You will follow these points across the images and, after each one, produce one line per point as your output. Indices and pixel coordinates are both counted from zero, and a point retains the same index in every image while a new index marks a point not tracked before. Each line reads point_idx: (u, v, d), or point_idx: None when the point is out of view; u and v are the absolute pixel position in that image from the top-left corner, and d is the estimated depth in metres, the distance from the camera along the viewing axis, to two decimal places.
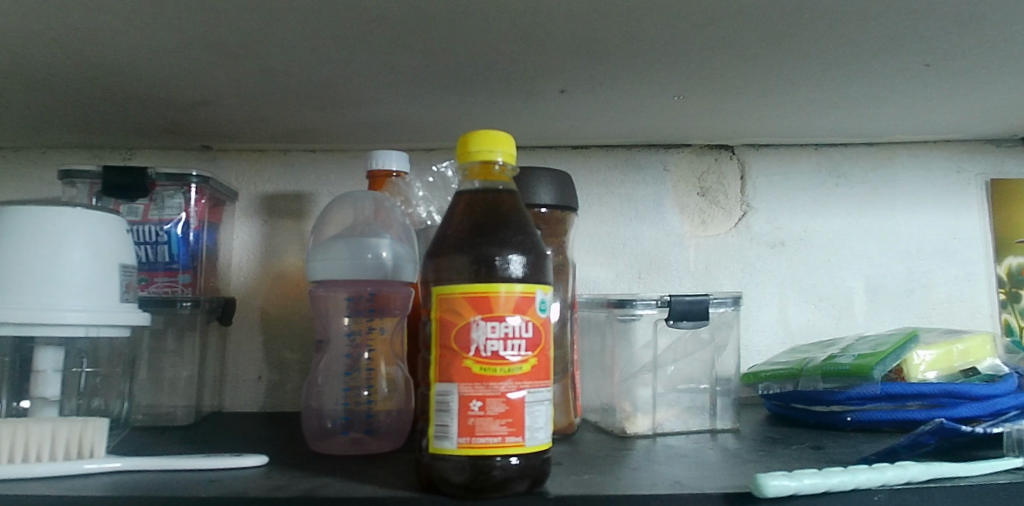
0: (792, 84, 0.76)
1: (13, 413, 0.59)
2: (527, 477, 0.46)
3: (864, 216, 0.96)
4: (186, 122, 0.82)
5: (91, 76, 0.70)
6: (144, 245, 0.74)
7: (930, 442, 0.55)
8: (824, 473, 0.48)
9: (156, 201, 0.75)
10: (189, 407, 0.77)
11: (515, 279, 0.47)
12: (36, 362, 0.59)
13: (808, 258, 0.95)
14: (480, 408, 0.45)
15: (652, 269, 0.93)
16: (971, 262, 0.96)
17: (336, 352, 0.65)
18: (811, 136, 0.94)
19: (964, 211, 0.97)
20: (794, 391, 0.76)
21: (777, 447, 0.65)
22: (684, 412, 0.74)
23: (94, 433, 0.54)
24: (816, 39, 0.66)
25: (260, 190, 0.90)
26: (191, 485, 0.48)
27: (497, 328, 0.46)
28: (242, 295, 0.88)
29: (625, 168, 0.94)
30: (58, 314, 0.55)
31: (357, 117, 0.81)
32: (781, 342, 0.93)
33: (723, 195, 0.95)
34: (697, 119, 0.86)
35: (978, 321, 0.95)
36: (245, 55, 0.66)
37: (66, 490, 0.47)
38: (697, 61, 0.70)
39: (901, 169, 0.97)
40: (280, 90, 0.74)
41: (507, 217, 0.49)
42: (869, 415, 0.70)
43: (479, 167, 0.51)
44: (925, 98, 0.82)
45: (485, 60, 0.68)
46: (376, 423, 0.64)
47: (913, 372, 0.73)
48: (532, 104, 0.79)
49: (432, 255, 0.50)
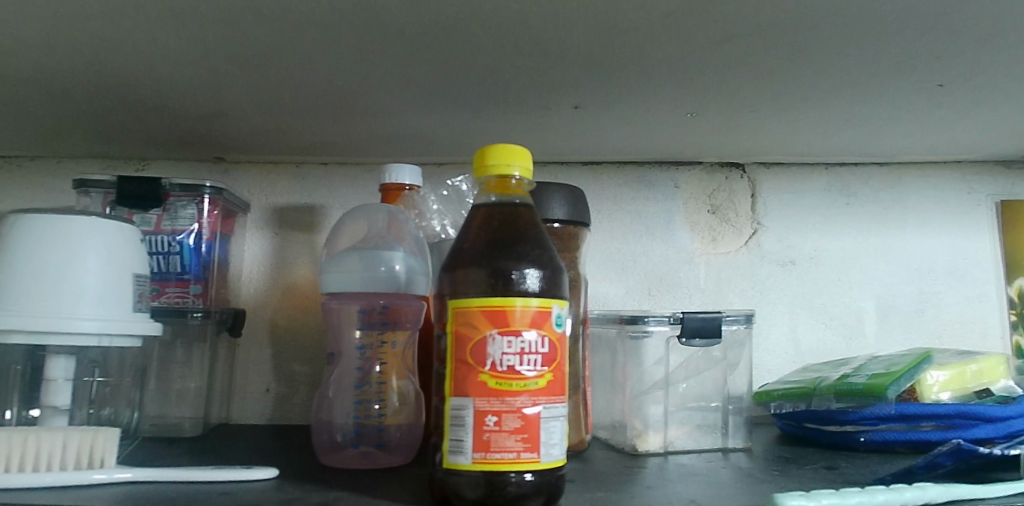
0: (806, 102, 0.76)
1: (22, 421, 0.59)
2: (542, 493, 0.46)
3: (874, 235, 0.96)
4: (200, 133, 0.82)
5: (108, 86, 0.70)
6: (156, 255, 0.74)
7: (947, 463, 0.54)
8: (841, 493, 0.48)
9: (169, 211, 0.75)
10: (197, 419, 0.77)
11: (532, 293, 0.47)
12: (48, 370, 0.58)
13: (819, 277, 0.94)
14: (495, 423, 0.45)
15: (662, 286, 0.92)
16: (982, 283, 0.95)
17: (347, 365, 0.65)
18: (822, 155, 0.93)
19: (975, 232, 0.96)
20: (807, 410, 0.76)
21: (790, 467, 0.64)
22: (695, 430, 0.73)
23: (105, 444, 0.54)
24: (831, 58, 0.66)
25: (272, 201, 0.90)
26: (203, 497, 0.47)
27: (514, 343, 0.45)
28: (252, 306, 0.88)
29: (635, 184, 0.94)
30: (72, 323, 0.55)
31: (370, 130, 0.81)
32: (793, 361, 0.93)
33: (734, 213, 0.95)
34: (709, 136, 0.86)
35: (988, 342, 0.94)
36: (262, 67, 0.66)
37: (77, 500, 0.46)
38: (712, 79, 0.70)
39: (912, 190, 0.97)
40: (296, 103, 0.74)
41: (524, 231, 0.49)
42: (883, 435, 0.70)
43: (495, 182, 0.51)
44: (938, 119, 0.82)
45: (500, 74, 0.68)
46: (387, 437, 0.63)
47: (926, 393, 0.72)
48: (545, 119, 0.79)
49: (448, 269, 0.50)
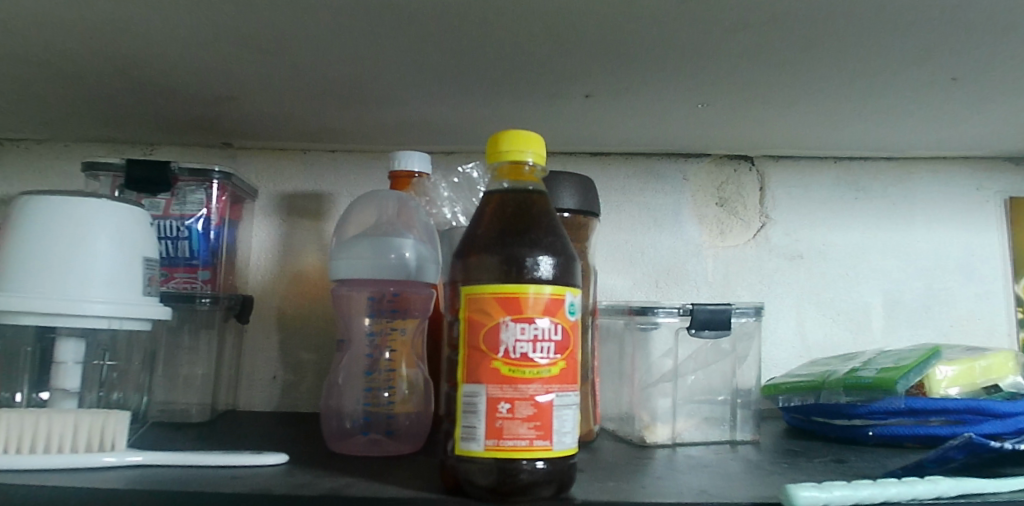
0: (819, 94, 0.75)
1: (33, 404, 0.59)
2: (554, 481, 0.46)
3: (882, 230, 0.95)
4: (208, 118, 0.82)
5: (118, 68, 0.70)
6: (165, 240, 0.74)
7: (958, 457, 0.52)
8: (853, 485, 0.47)
9: (178, 196, 0.75)
10: (205, 405, 0.77)
11: (545, 280, 0.46)
12: (58, 353, 0.58)
13: (827, 271, 0.94)
14: (508, 410, 0.45)
15: (669, 278, 0.92)
16: (989, 280, 0.95)
17: (357, 352, 0.65)
18: (831, 148, 0.93)
19: (983, 228, 0.96)
20: (815, 404, 0.75)
21: (799, 459, 0.64)
22: (703, 422, 0.73)
23: (116, 427, 0.54)
24: (846, 49, 0.65)
25: (279, 188, 0.90)
26: (213, 481, 0.47)
27: (526, 329, 0.45)
28: (259, 293, 0.88)
29: (644, 176, 0.94)
30: (83, 305, 0.55)
31: (380, 117, 0.80)
32: (799, 355, 0.92)
33: (742, 206, 0.94)
34: (719, 128, 0.85)
35: (995, 339, 0.94)
36: (273, 52, 0.66)
37: (88, 482, 0.46)
38: (724, 69, 0.69)
39: (921, 185, 0.96)
40: (306, 89, 0.73)
41: (537, 218, 0.49)
42: (892, 429, 0.70)
43: (508, 167, 0.51)
44: (950, 113, 0.81)
45: (512, 62, 0.68)
46: (396, 425, 0.63)
47: (935, 388, 0.72)
48: (556, 107, 0.79)
49: (461, 255, 0.49)
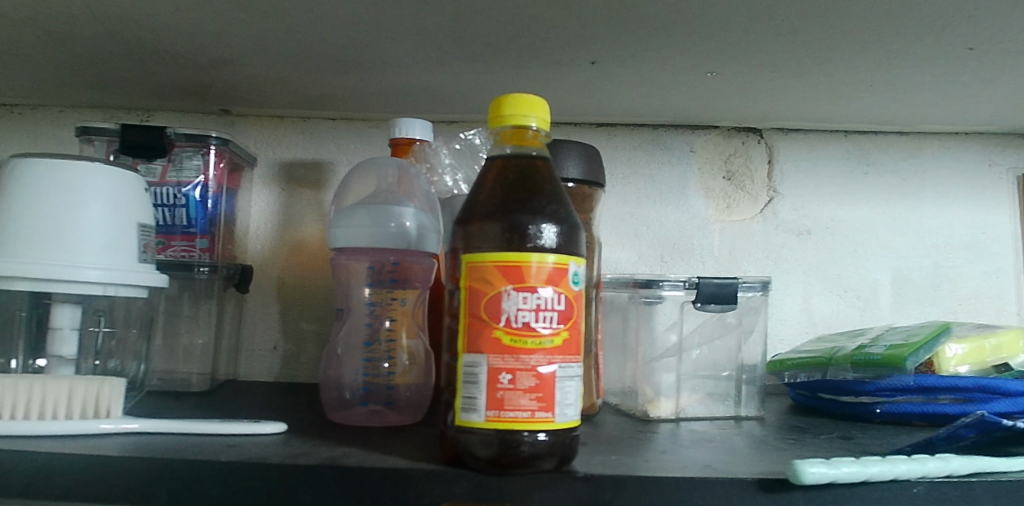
0: (832, 63, 0.73)
1: (28, 370, 0.58)
2: (555, 454, 0.45)
3: (892, 206, 0.93)
4: (206, 83, 0.80)
5: (112, 31, 0.68)
6: (161, 207, 0.73)
7: (969, 435, 0.51)
8: (862, 461, 0.46)
9: (174, 162, 0.74)
10: (205, 375, 0.77)
11: (548, 249, 0.45)
12: (53, 319, 0.57)
13: (835, 247, 0.92)
14: (509, 381, 0.44)
15: (675, 252, 0.91)
16: (999, 259, 0.93)
17: (357, 322, 0.64)
18: (842, 121, 0.91)
19: (993, 206, 0.94)
20: (822, 380, 0.74)
21: (805, 436, 0.63)
22: (707, 398, 0.72)
23: (111, 393, 0.53)
24: (862, 16, 0.63)
25: (279, 156, 0.88)
26: (207, 449, 0.46)
27: (529, 299, 0.44)
28: (259, 261, 0.87)
29: (650, 148, 0.92)
30: (77, 271, 0.54)
31: (381, 82, 0.79)
32: (805, 332, 0.91)
33: (749, 180, 0.93)
34: (728, 98, 0.83)
35: (1004, 318, 0.92)
36: (269, 13, 0.64)
37: (83, 449, 0.46)
38: (734, 36, 0.67)
39: (932, 160, 0.94)
40: (304, 53, 0.72)
41: (540, 185, 0.47)
42: (900, 407, 0.68)
43: (511, 132, 0.49)
44: (965, 86, 0.79)
45: (516, 26, 0.66)
46: (396, 396, 0.62)
47: (944, 365, 0.71)
48: (561, 74, 0.77)
49: (461, 222, 0.48)
